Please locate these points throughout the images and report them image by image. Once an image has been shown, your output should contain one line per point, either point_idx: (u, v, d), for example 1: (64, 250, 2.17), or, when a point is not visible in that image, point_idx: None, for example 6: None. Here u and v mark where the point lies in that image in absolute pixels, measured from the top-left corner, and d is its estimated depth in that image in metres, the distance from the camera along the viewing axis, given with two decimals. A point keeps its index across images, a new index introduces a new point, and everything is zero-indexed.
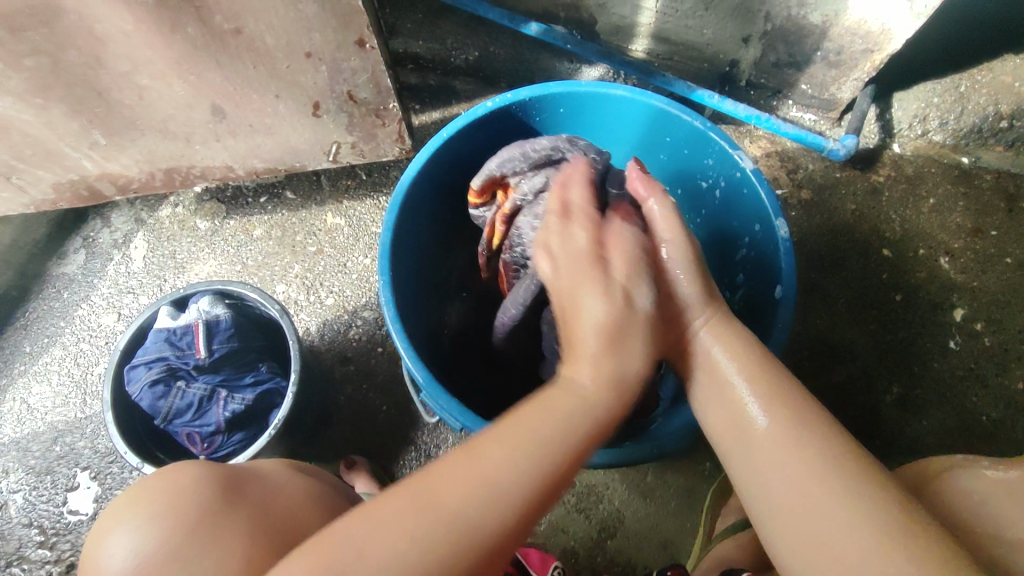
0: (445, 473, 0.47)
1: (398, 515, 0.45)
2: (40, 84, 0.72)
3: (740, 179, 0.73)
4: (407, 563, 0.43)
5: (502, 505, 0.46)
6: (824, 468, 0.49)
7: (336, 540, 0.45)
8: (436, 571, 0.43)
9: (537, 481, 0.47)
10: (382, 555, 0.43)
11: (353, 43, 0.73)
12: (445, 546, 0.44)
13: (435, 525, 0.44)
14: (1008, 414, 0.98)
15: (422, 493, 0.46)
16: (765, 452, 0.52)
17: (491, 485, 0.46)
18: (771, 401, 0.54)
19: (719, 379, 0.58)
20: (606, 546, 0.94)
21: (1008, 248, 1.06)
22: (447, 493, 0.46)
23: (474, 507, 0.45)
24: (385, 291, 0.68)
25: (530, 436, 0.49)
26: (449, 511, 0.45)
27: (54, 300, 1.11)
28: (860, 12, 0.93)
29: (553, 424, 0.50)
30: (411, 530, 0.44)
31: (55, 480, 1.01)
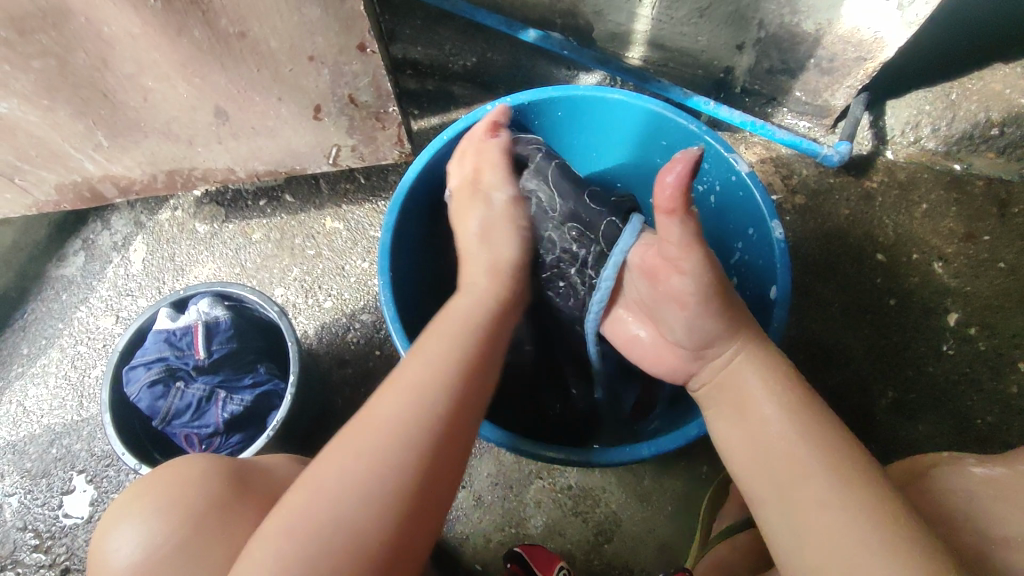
0: (372, 403, 0.56)
1: (337, 460, 0.52)
2: (45, 86, 0.72)
3: (736, 182, 0.74)
4: (349, 487, 0.51)
5: (415, 421, 0.54)
6: (847, 496, 0.51)
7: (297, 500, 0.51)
8: (379, 478, 0.51)
9: (447, 404, 0.56)
10: (331, 485, 0.51)
11: (354, 47, 0.74)
12: (393, 457, 0.52)
13: (375, 441, 0.53)
14: (1000, 418, 0.99)
15: (355, 439, 0.54)
16: (796, 485, 0.54)
17: (392, 413, 0.55)
18: (804, 436, 0.56)
19: (747, 410, 0.60)
20: (603, 549, 0.94)
21: (1000, 253, 1.07)
22: (378, 421, 0.55)
23: (389, 410, 0.55)
24: (386, 290, 0.69)
25: (426, 355, 0.59)
26: (383, 425, 0.54)
27: (53, 302, 1.11)
28: (852, 22, 0.95)
29: (452, 344, 0.61)
30: (355, 454, 0.52)
31: (51, 482, 1.00)
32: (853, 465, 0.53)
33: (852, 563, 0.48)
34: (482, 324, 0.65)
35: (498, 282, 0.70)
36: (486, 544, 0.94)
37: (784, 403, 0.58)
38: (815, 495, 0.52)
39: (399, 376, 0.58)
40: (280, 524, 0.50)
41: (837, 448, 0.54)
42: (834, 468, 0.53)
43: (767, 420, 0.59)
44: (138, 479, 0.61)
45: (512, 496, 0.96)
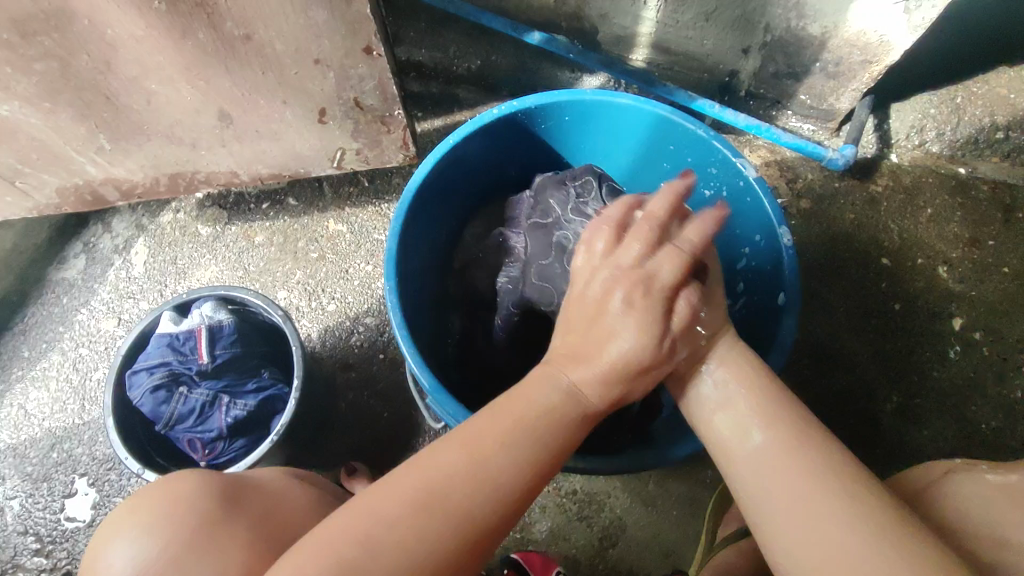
0: (434, 452, 0.51)
1: (387, 509, 0.48)
2: (48, 89, 0.72)
3: (743, 187, 0.74)
4: (407, 559, 0.46)
5: (501, 494, 0.50)
6: (838, 487, 0.50)
7: (344, 542, 0.46)
8: (435, 535, 0.47)
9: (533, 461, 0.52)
10: (377, 532, 0.47)
11: (360, 50, 0.73)
12: (455, 527, 0.48)
13: (438, 517, 0.47)
14: (1005, 422, 0.99)
15: (426, 481, 0.49)
16: (776, 472, 0.53)
17: (480, 474, 0.50)
18: (774, 422, 0.55)
19: (725, 399, 0.59)
20: (607, 554, 0.94)
21: (1004, 258, 1.07)
22: (443, 461, 0.50)
23: (451, 469, 0.50)
24: (392, 296, 0.68)
25: (517, 423, 0.53)
26: (467, 475, 0.50)
27: (54, 305, 1.10)
28: (859, 24, 0.95)
29: (537, 413, 0.53)
30: (399, 511, 0.47)
31: (52, 486, 1.00)
32: (833, 455, 0.53)
33: (833, 550, 0.48)
34: (564, 417, 0.54)
35: (613, 400, 0.56)
36: (490, 549, 0.94)
37: (768, 419, 0.56)
38: (798, 485, 0.51)
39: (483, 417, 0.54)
40: (316, 544, 0.47)
41: (821, 455, 0.52)
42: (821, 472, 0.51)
43: (751, 431, 0.56)
44: (144, 488, 0.61)
45: None
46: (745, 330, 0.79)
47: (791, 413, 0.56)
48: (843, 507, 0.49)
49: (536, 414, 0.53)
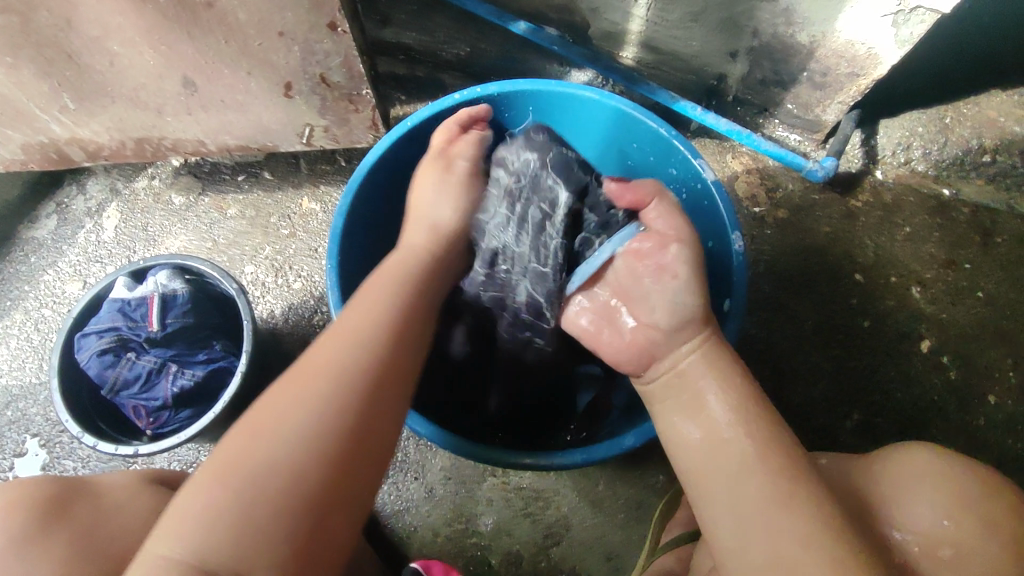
0: (268, 400, 0.53)
1: (233, 453, 0.49)
2: (8, 42, 0.71)
3: (700, 190, 0.73)
4: (267, 480, 0.48)
5: (330, 396, 0.53)
6: (784, 482, 0.53)
7: (197, 491, 0.48)
8: (299, 438, 0.50)
9: (355, 378, 0.54)
10: (234, 466, 0.48)
11: (325, 25, 0.72)
12: (315, 452, 0.50)
13: (292, 426, 0.50)
14: (965, 449, 0.98)
15: (261, 423, 0.51)
16: (729, 463, 0.56)
17: (302, 398, 0.52)
18: (739, 420, 0.57)
19: (695, 390, 0.61)
20: (549, 552, 0.93)
21: (979, 282, 1.06)
22: (281, 410, 0.51)
23: (285, 411, 0.51)
24: (332, 274, 0.68)
25: (317, 371, 0.54)
26: (289, 429, 0.50)
27: (21, 263, 1.10)
28: (848, 34, 0.93)
29: (348, 351, 0.56)
30: (262, 443, 0.49)
31: (4, 444, 0.99)
32: (781, 453, 0.55)
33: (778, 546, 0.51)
34: (366, 340, 0.57)
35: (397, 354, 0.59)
36: (433, 539, 0.93)
37: (736, 422, 0.57)
38: (763, 484, 0.54)
39: (324, 341, 0.58)
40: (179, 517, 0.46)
41: (783, 470, 0.54)
42: (780, 483, 0.53)
43: (714, 428, 0.58)
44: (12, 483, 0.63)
45: (463, 492, 0.95)
46: None
47: (762, 420, 0.58)
48: (795, 515, 0.52)
49: (349, 362, 0.55)
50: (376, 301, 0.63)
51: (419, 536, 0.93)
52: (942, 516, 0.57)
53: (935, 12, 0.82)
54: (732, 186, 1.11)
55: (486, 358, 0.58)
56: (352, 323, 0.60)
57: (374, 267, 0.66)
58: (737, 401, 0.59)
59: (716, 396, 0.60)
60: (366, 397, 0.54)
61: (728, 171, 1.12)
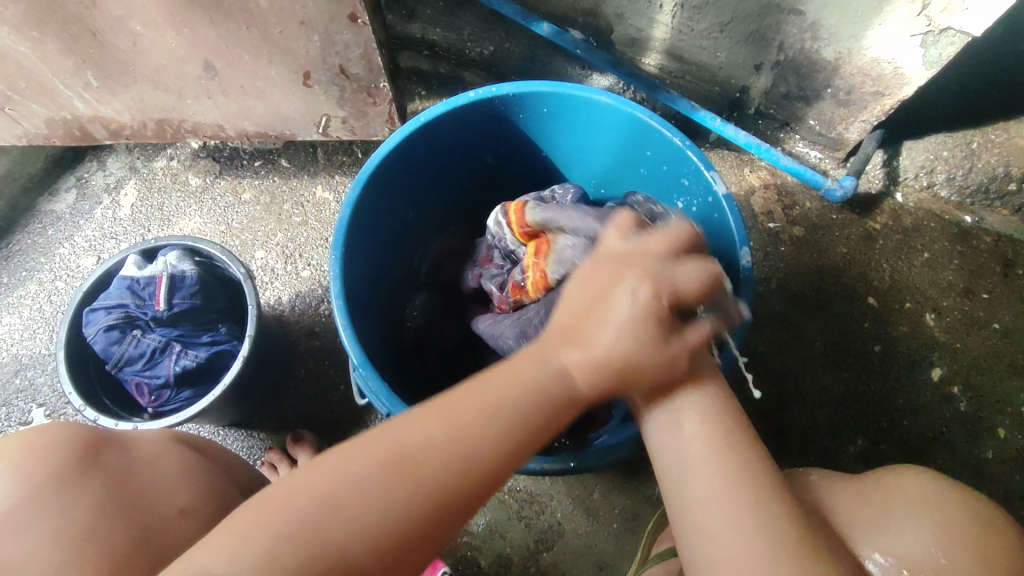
0: (416, 442, 0.48)
1: (315, 478, 0.46)
2: (35, 18, 0.72)
3: (712, 204, 0.72)
4: (384, 519, 0.45)
5: (456, 463, 0.48)
6: (737, 474, 0.51)
7: (272, 504, 0.45)
8: (452, 481, 0.47)
9: (484, 459, 0.49)
10: (317, 506, 0.45)
11: (346, 16, 0.73)
12: (393, 516, 0.46)
13: (374, 514, 0.45)
14: (971, 482, 0.96)
15: (357, 461, 0.47)
16: (691, 460, 0.52)
17: (469, 428, 0.49)
18: (701, 408, 0.54)
19: (661, 373, 0.58)
20: (540, 557, 0.93)
21: (996, 313, 1.04)
22: (398, 445, 0.48)
23: (440, 429, 0.49)
24: (336, 266, 0.68)
25: (513, 382, 0.51)
26: (397, 472, 0.47)
27: (39, 235, 1.12)
28: (877, 51, 0.90)
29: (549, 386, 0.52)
30: (353, 479, 0.46)
31: (10, 412, 1.01)
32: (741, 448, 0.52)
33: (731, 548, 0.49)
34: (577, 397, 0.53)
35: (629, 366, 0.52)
36: None
37: (702, 411, 0.54)
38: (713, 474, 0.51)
39: (447, 399, 0.50)
40: (256, 519, 0.44)
41: (746, 459, 0.52)
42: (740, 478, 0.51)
43: (682, 422, 0.54)
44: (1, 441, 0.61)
45: None
46: None
47: (728, 415, 0.54)
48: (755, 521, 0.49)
49: (456, 453, 0.48)
50: (572, 349, 0.52)
51: None
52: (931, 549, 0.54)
53: (965, 34, 0.80)
54: (749, 201, 1.10)
55: (598, 371, 0.52)
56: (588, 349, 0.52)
57: (585, 305, 0.54)
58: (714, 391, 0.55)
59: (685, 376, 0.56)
60: (456, 488, 0.48)
61: (745, 186, 1.11)
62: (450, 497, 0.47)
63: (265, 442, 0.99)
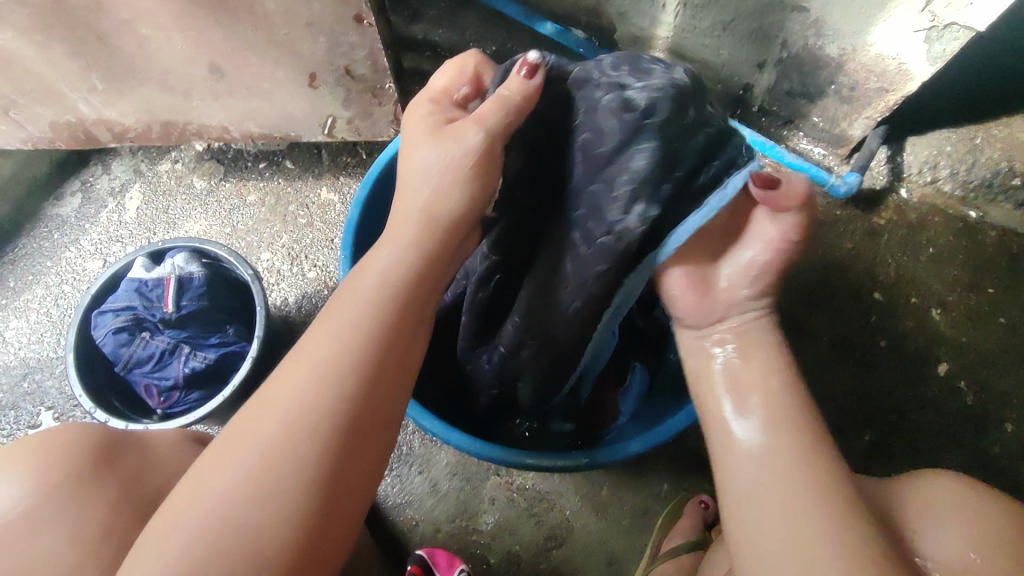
0: (269, 387, 0.48)
1: (204, 476, 0.45)
2: (41, 21, 0.72)
3: None
4: (246, 465, 0.44)
5: (317, 416, 0.46)
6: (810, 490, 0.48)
7: (171, 515, 0.44)
8: (309, 404, 0.46)
9: (334, 396, 0.47)
10: (196, 506, 0.43)
11: (352, 17, 0.73)
12: (277, 487, 0.43)
13: (247, 488, 0.43)
14: (978, 475, 0.96)
15: (238, 441, 0.45)
16: (760, 472, 0.50)
17: (329, 371, 0.47)
18: (771, 419, 0.52)
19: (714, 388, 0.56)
20: (550, 554, 0.93)
21: (1001, 307, 1.04)
22: (272, 407, 0.46)
23: (302, 392, 0.46)
24: (346, 266, 0.69)
25: (348, 314, 0.50)
26: (278, 433, 0.45)
27: (45, 239, 1.12)
28: (880, 47, 0.90)
29: (395, 306, 0.52)
30: (235, 462, 0.44)
31: (18, 415, 1.01)
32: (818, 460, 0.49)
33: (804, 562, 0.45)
34: (404, 297, 0.52)
35: (431, 252, 0.55)
36: (434, 534, 0.93)
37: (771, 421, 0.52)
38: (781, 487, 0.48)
39: (293, 356, 0.49)
40: (154, 530, 0.44)
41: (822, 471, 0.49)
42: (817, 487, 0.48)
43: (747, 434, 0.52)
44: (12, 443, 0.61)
45: (467, 489, 0.95)
46: None
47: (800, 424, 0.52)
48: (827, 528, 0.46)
49: (308, 400, 0.46)
50: (444, 264, 0.58)
51: (419, 530, 0.93)
52: (968, 548, 0.53)
53: (969, 29, 0.80)
54: None
55: (436, 265, 0.55)
56: (377, 272, 0.53)
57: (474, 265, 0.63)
58: (779, 397, 0.53)
59: (741, 395, 0.54)
60: (329, 432, 0.45)
61: None
62: (318, 438, 0.45)
63: None
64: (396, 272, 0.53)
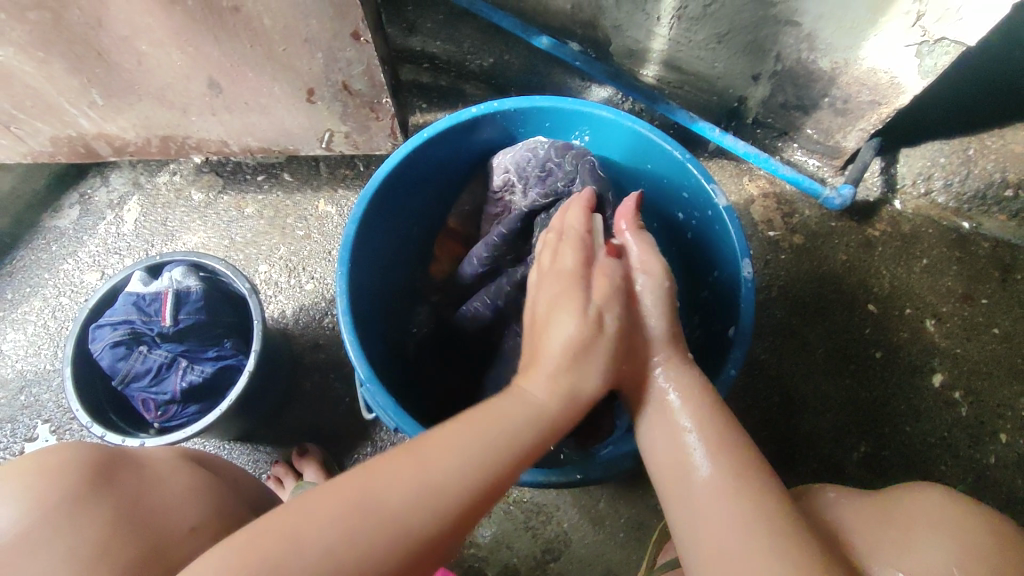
0: (376, 475, 0.48)
1: (288, 528, 0.45)
2: (41, 38, 0.73)
3: (712, 216, 0.73)
4: (331, 541, 0.45)
5: (415, 537, 0.47)
6: (746, 507, 0.51)
7: (247, 545, 0.44)
8: (420, 522, 0.47)
9: (413, 541, 0.46)
10: (260, 559, 0.43)
11: (348, 34, 0.74)
12: (340, 571, 0.44)
13: (321, 562, 0.44)
14: (972, 488, 0.96)
15: (359, 498, 0.47)
16: (703, 498, 0.54)
17: (438, 483, 0.48)
18: (713, 449, 0.56)
19: (672, 423, 0.59)
20: (547, 567, 0.93)
21: (996, 318, 1.04)
22: (394, 495, 0.47)
23: (414, 492, 0.48)
24: (342, 281, 0.69)
25: (500, 423, 0.54)
26: (385, 516, 0.46)
27: (43, 251, 1.12)
28: (872, 61, 0.91)
29: (505, 430, 0.53)
30: (322, 534, 0.45)
31: (16, 428, 1.01)
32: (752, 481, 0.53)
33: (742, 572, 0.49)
34: (516, 446, 0.53)
35: (564, 393, 0.57)
36: None
37: (710, 449, 0.56)
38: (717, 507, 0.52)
39: (413, 454, 0.50)
40: (218, 554, 0.44)
41: (755, 490, 0.53)
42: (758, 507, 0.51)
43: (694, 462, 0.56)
44: (11, 461, 0.61)
45: None
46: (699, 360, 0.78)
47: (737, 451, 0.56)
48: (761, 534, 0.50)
49: (427, 520, 0.47)
50: (532, 377, 0.58)
51: None
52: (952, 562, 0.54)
53: (959, 44, 0.81)
54: (749, 210, 1.10)
55: (556, 387, 0.57)
56: (524, 395, 0.57)
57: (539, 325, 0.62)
58: (703, 414, 0.58)
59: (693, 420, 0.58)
60: (416, 561, 0.47)
61: (744, 195, 1.11)
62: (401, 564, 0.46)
63: (271, 455, 1.00)
64: (542, 410, 0.56)
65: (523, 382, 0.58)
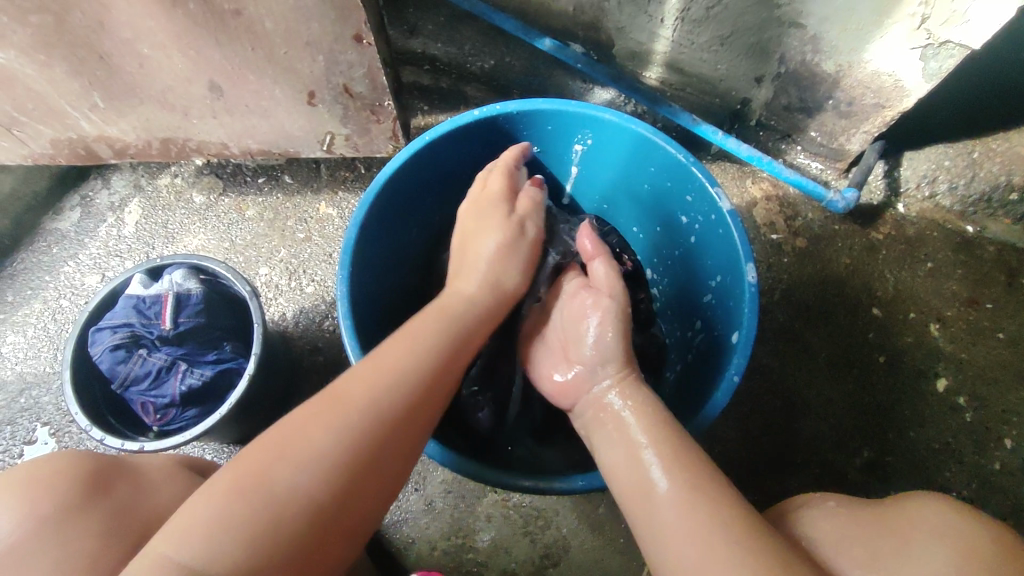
0: (343, 385, 0.56)
1: (266, 453, 0.51)
2: (42, 41, 0.72)
3: (716, 221, 0.73)
4: (309, 458, 0.51)
5: (375, 418, 0.54)
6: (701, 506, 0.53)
7: (230, 479, 0.50)
8: (378, 413, 0.55)
9: (381, 415, 0.55)
10: (248, 491, 0.49)
11: (350, 37, 0.73)
12: (326, 469, 0.51)
13: (299, 463, 0.50)
14: (976, 493, 0.96)
15: (303, 426, 0.53)
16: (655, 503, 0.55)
17: (376, 395, 0.56)
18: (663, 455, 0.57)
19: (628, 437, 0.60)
20: (547, 572, 0.92)
21: (1001, 322, 1.04)
22: (348, 406, 0.54)
23: (351, 396, 0.55)
24: (343, 286, 0.68)
25: (418, 347, 0.61)
26: (349, 415, 0.54)
27: (44, 253, 1.12)
28: (877, 64, 0.91)
29: (422, 352, 0.60)
30: (299, 448, 0.51)
31: (15, 431, 1.01)
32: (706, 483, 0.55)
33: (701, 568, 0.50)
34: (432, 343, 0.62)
35: (486, 288, 0.71)
36: (430, 552, 0.93)
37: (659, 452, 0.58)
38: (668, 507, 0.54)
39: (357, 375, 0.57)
40: (207, 500, 0.49)
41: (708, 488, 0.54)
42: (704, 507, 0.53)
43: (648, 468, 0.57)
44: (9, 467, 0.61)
45: (463, 506, 0.95)
46: (700, 365, 0.78)
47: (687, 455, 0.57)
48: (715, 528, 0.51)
49: (375, 405, 0.55)
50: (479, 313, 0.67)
51: (416, 549, 0.93)
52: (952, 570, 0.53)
53: (964, 47, 0.80)
54: (751, 213, 1.10)
55: (479, 279, 0.71)
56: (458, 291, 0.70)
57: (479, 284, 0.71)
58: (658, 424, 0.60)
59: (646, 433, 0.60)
60: (376, 444, 0.54)
61: (747, 198, 1.11)
62: (348, 471, 0.52)
63: None
64: (471, 294, 0.70)
65: (456, 285, 0.72)
